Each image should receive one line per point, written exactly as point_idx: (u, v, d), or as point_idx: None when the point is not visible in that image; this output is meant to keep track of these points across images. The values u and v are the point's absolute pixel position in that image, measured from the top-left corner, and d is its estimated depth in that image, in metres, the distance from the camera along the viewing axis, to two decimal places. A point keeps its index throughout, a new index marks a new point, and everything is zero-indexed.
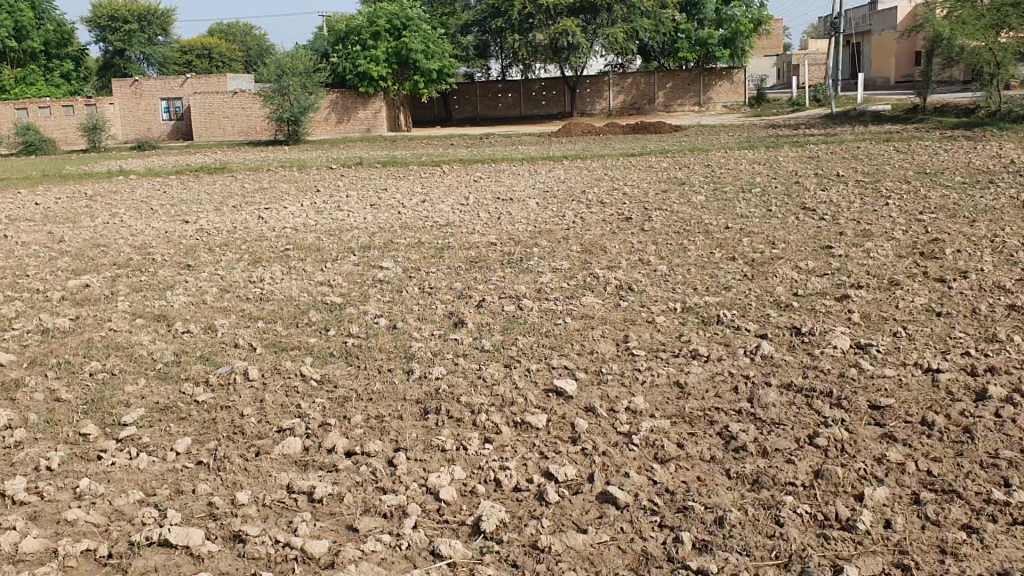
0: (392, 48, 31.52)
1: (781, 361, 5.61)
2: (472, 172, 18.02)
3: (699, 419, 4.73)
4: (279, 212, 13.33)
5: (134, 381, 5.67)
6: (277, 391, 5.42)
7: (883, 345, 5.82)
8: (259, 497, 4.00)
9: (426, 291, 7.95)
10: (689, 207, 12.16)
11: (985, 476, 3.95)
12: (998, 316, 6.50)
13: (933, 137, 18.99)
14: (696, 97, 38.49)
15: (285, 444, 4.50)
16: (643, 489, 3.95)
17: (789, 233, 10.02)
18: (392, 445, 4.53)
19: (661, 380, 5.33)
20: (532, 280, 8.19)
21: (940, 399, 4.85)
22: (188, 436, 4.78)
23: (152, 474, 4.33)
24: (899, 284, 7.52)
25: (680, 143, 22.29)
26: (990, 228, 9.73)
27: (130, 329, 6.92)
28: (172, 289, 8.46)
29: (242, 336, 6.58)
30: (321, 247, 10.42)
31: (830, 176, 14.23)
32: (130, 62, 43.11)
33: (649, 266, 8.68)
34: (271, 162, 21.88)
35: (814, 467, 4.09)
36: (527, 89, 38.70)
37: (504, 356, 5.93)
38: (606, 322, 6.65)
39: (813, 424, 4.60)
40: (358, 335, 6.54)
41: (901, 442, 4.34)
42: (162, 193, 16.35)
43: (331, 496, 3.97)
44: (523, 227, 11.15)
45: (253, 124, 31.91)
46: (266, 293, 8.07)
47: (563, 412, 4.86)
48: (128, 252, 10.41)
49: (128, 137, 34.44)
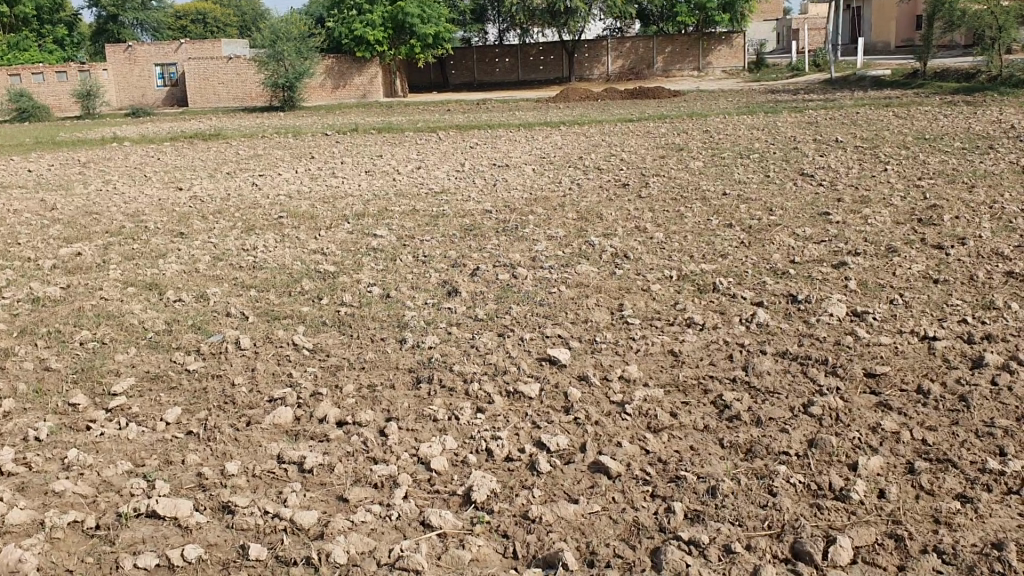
0: (388, 13, 31.31)
1: (776, 330, 5.57)
2: (468, 138, 17.90)
3: (693, 388, 4.70)
4: (274, 179, 13.24)
5: (125, 350, 5.63)
6: (268, 360, 5.38)
7: (880, 312, 5.78)
8: (248, 467, 3.96)
9: (420, 259, 7.89)
10: (686, 173, 12.11)
11: (980, 445, 3.92)
12: (996, 283, 6.46)
13: (933, 102, 18.85)
14: (695, 62, 37.92)
15: (275, 414, 4.47)
16: (635, 459, 3.92)
17: (788, 199, 9.95)
18: (383, 414, 4.50)
19: (655, 349, 5.29)
20: (527, 247, 8.14)
21: (935, 367, 4.83)
22: (178, 406, 4.74)
23: (141, 444, 4.29)
24: (896, 250, 7.47)
25: (678, 108, 22.17)
26: (989, 194, 9.66)
27: (121, 297, 6.86)
28: (164, 257, 8.39)
29: (234, 304, 6.54)
30: (315, 214, 10.36)
31: (829, 142, 14.13)
32: (124, 28, 41.96)
33: (646, 233, 8.62)
34: (266, 129, 21.71)
35: (808, 436, 4.05)
36: (524, 53, 38.48)
37: (498, 325, 5.88)
38: (600, 291, 6.60)
39: (808, 392, 4.56)
40: (351, 304, 6.49)
41: (896, 410, 4.31)
42: (157, 160, 16.24)
43: (321, 466, 3.93)
44: (520, 194, 11.08)
45: (248, 91, 31.66)
46: (260, 261, 8.00)
47: (556, 380, 4.83)
48: (121, 220, 10.34)
49: (123, 103, 34.29)
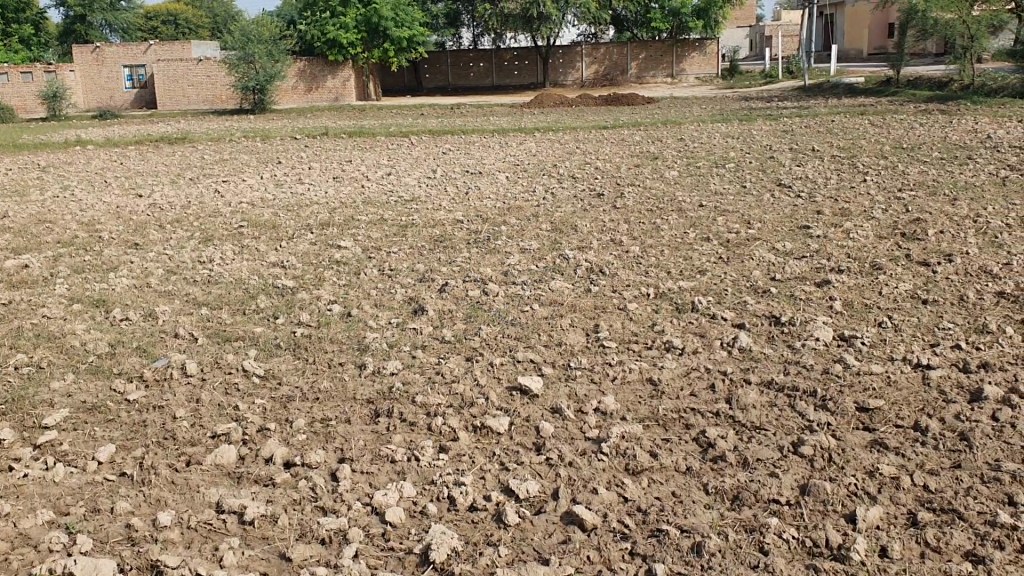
0: (362, 15, 30.80)
1: (761, 356, 5.23)
2: (441, 144, 17.45)
3: (673, 422, 4.35)
4: (237, 185, 12.79)
5: (62, 377, 5.19)
6: (215, 388, 4.98)
7: (869, 337, 5.47)
8: (183, 518, 3.57)
9: (386, 273, 7.51)
10: (662, 182, 11.81)
11: (987, 493, 3.60)
12: (987, 304, 6.17)
13: (907, 110, 18.67)
14: (668, 68, 37.88)
15: (218, 453, 4.09)
16: (612, 508, 3.57)
17: (766, 211, 9.66)
18: (337, 454, 4.11)
19: (633, 377, 4.92)
20: (498, 261, 7.77)
21: (932, 400, 4.50)
22: (113, 443, 4.32)
23: (66, 488, 3.87)
24: (881, 267, 7.17)
25: (653, 115, 22.02)
26: (972, 207, 9.39)
27: (65, 316, 6.42)
28: (116, 270, 7.94)
29: (183, 325, 6.12)
30: (277, 223, 9.93)
31: (806, 151, 13.87)
32: (92, 28, 41.57)
33: (621, 247, 8.26)
34: (234, 133, 21.18)
35: (800, 482, 3.73)
36: (499, 58, 38.15)
37: (467, 348, 5.51)
38: (575, 310, 6.24)
39: (797, 430, 4.23)
40: (309, 324, 6.10)
41: (893, 450, 3.99)
42: (120, 164, 15.74)
43: (264, 517, 3.57)
44: (492, 203, 10.71)
45: (217, 93, 31.18)
46: (215, 275, 7.59)
47: (526, 413, 4.46)
48: (75, 229, 9.86)
49: (90, 105, 33.49)
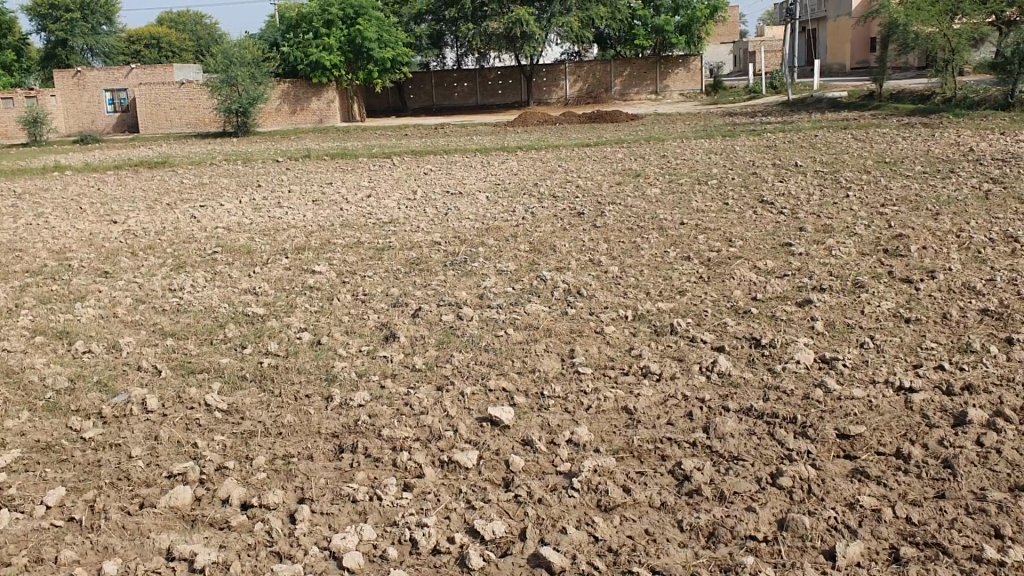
0: (346, 36, 30.72)
1: (740, 381, 5.08)
2: (422, 164, 17.32)
3: (648, 454, 4.20)
4: (215, 211, 12.59)
5: (17, 415, 5.00)
6: (175, 425, 4.79)
7: (850, 359, 5.33)
8: (130, 567, 3.40)
9: (360, 298, 7.34)
10: (644, 200, 11.69)
11: (972, 525, 3.46)
12: (971, 321, 6.05)
13: (890, 125, 18.61)
14: (653, 85, 38.10)
15: (173, 495, 3.90)
16: (581, 549, 3.41)
17: (747, 229, 9.53)
18: (297, 494, 3.94)
19: (608, 406, 4.75)
20: (474, 284, 7.61)
21: (915, 426, 4.36)
22: (63, 485, 4.14)
23: (9, 535, 3.69)
24: (863, 285, 7.04)
25: (636, 132, 21.98)
26: (955, 222, 9.29)
27: (26, 350, 6.23)
28: (82, 300, 7.74)
29: (147, 357, 5.93)
30: (252, 248, 9.76)
31: (788, 166, 13.79)
32: (73, 53, 41.35)
33: (600, 268, 8.12)
34: (216, 156, 20.96)
35: (777, 516, 3.58)
36: (483, 77, 38.15)
37: (438, 376, 5.36)
38: (551, 334, 6.08)
39: (776, 459, 4.07)
40: (277, 354, 5.92)
41: (875, 480, 3.84)
42: (96, 190, 15.54)
43: (215, 563, 3.39)
44: (471, 224, 10.57)
45: (200, 116, 31.07)
46: (184, 303, 7.42)
47: (496, 446, 4.30)
48: (45, 257, 9.68)
49: (72, 130, 33.23)
